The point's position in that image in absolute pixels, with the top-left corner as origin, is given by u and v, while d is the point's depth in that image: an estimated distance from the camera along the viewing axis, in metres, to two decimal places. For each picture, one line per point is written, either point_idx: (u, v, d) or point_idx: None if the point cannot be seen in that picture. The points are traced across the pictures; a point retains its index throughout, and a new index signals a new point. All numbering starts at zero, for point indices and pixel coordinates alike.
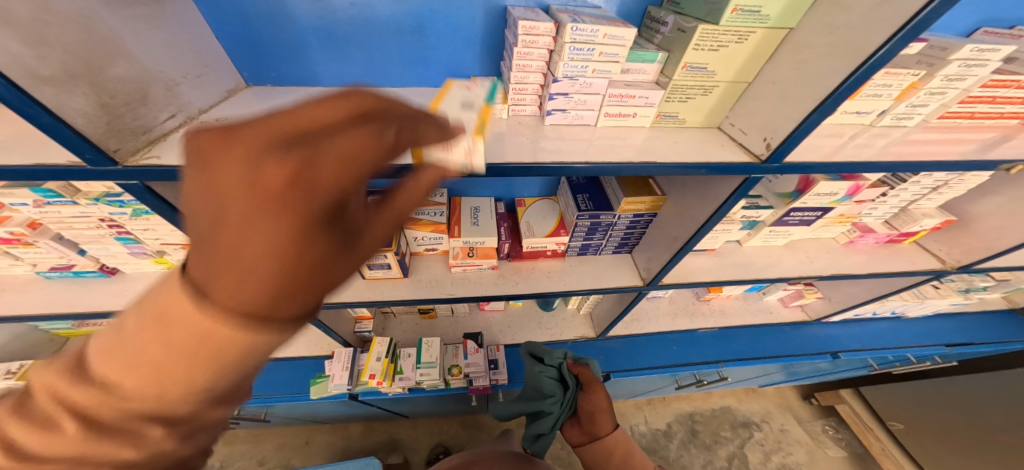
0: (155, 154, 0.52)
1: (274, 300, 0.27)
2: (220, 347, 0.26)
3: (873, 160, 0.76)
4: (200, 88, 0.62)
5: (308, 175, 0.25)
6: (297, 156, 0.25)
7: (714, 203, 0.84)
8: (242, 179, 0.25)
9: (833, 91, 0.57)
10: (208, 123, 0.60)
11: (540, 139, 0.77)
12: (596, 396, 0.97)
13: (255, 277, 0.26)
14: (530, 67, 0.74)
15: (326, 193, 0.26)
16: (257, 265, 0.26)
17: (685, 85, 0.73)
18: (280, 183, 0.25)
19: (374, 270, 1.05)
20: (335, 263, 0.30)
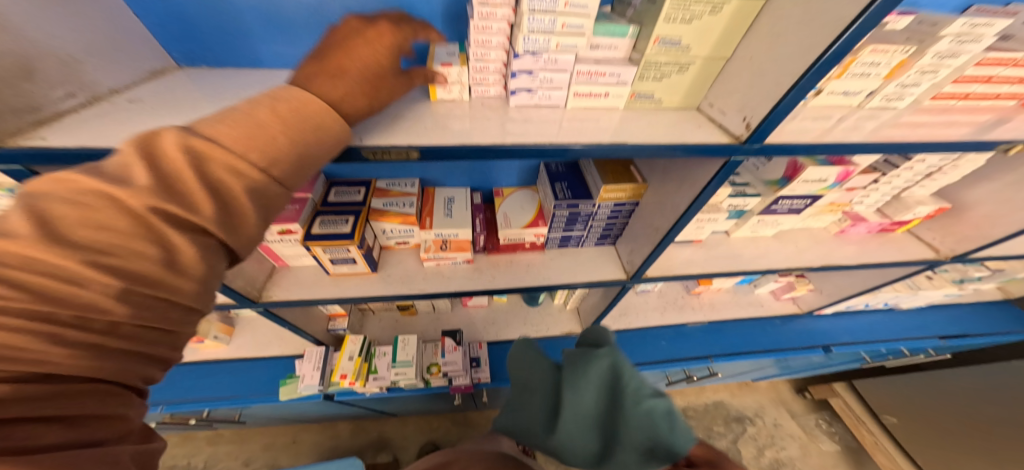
0: (42, 136, 0.47)
1: (343, 98, 0.46)
2: (303, 119, 0.41)
3: (861, 143, 0.70)
4: (112, 66, 0.57)
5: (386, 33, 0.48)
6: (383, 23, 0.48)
7: (694, 189, 0.79)
8: (358, 34, 0.47)
9: (813, 64, 0.51)
10: (118, 105, 0.55)
11: (505, 121, 0.71)
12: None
13: (345, 77, 0.46)
14: (491, 43, 0.68)
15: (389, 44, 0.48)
16: (349, 71, 0.46)
17: (658, 61, 0.67)
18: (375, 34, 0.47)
19: (339, 266, 0.97)
20: (370, 102, 0.50)
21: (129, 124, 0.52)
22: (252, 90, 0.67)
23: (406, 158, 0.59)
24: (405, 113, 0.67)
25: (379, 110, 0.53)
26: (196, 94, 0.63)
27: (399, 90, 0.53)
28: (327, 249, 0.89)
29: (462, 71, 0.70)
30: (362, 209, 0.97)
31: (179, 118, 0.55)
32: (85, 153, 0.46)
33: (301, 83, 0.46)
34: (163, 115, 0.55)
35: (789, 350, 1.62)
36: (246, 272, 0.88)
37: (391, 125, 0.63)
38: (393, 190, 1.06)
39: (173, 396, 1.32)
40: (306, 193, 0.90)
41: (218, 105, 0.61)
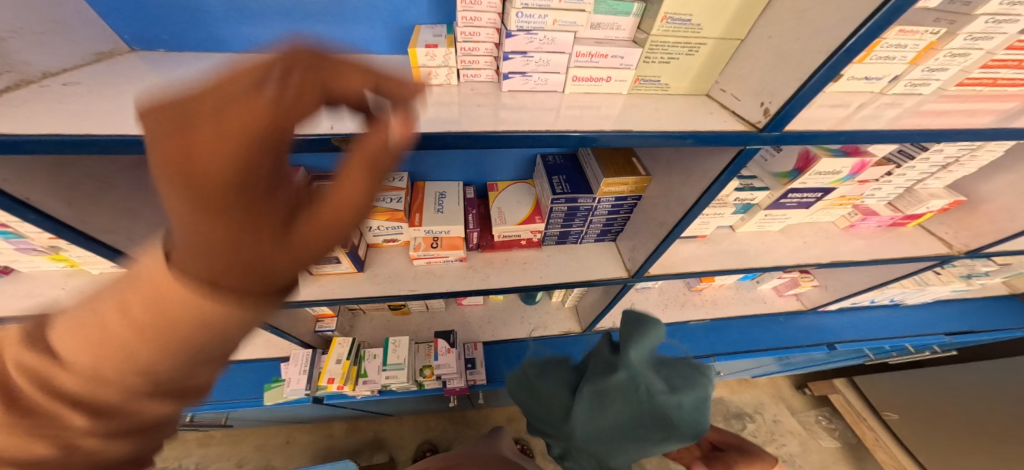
0: None
1: (211, 273, 0.23)
2: (173, 329, 0.24)
3: (882, 130, 0.64)
4: (46, 46, 0.49)
5: (205, 124, 0.20)
6: (198, 108, 0.21)
7: (703, 182, 0.74)
8: (158, 139, 0.21)
9: (848, 41, 0.45)
10: (52, 90, 0.47)
11: (497, 107, 0.64)
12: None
13: (191, 241, 0.22)
14: (480, 21, 0.61)
15: (226, 152, 0.21)
16: (186, 226, 0.22)
17: (666, 41, 0.61)
18: (182, 142, 0.20)
19: (321, 265, 0.91)
20: (271, 266, 0.24)
21: (61, 109, 0.45)
22: None
23: None
24: None
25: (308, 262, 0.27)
26: (147, 78, 0.55)
27: (324, 222, 0.26)
28: None
29: (448, 53, 0.63)
30: None
31: (117, 102, 0.48)
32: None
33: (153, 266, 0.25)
34: (105, 102, 0.48)
35: (792, 348, 1.59)
36: None
37: (369, 111, 0.55)
38: (380, 184, 0.99)
39: None
40: None
41: None
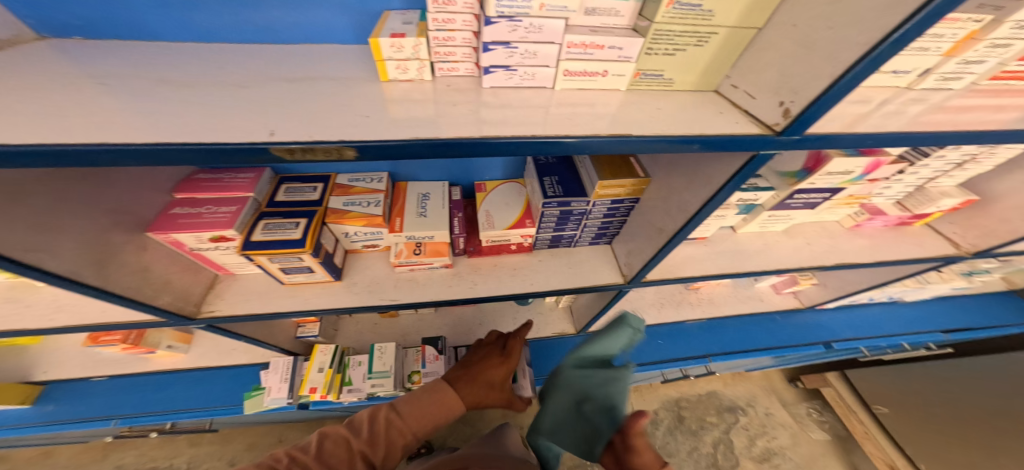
0: None
1: (430, 413, 0.81)
2: (396, 429, 0.76)
3: (909, 130, 0.57)
4: None
5: (468, 375, 0.91)
6: (468, 370, 0.93)
7: (709, 188, 0.67)
8: (453, 373, 0.92)
9: (898, 30, 0.37)
10: None
11: (476, 106, 0.56)
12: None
13: (439, 398, 0.83)
14: (456, 5, 0.51)
15: (466, 382, 0.90)
16: (439, 399, 0.83)
17: (671, 29, 0.53)
18: (460, 375, 0.91)
19: (293, 275, 0.83)
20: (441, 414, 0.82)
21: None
22: (136, 66, 0.49)
23: (339, 158, 0.43)
24: (345, 96, 0.51)
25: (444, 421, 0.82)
26: (63, 70, 0.46)
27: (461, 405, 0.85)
28: (274, 258, 0.73)
29: (419, 43, 0.53)
30: (318, 209, 0.81)
31: (6, 99, 0.38)
32: None
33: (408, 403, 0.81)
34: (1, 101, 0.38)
35: (790, 346, 1.57)
36: (178, 285, 0.73)
37: (323, 111, 0.47)
38: (357, 186, 0.91)
39: (129, 410, 1.19)
40: (245, 192, 0.74)
41: (72, 87, 0.43)
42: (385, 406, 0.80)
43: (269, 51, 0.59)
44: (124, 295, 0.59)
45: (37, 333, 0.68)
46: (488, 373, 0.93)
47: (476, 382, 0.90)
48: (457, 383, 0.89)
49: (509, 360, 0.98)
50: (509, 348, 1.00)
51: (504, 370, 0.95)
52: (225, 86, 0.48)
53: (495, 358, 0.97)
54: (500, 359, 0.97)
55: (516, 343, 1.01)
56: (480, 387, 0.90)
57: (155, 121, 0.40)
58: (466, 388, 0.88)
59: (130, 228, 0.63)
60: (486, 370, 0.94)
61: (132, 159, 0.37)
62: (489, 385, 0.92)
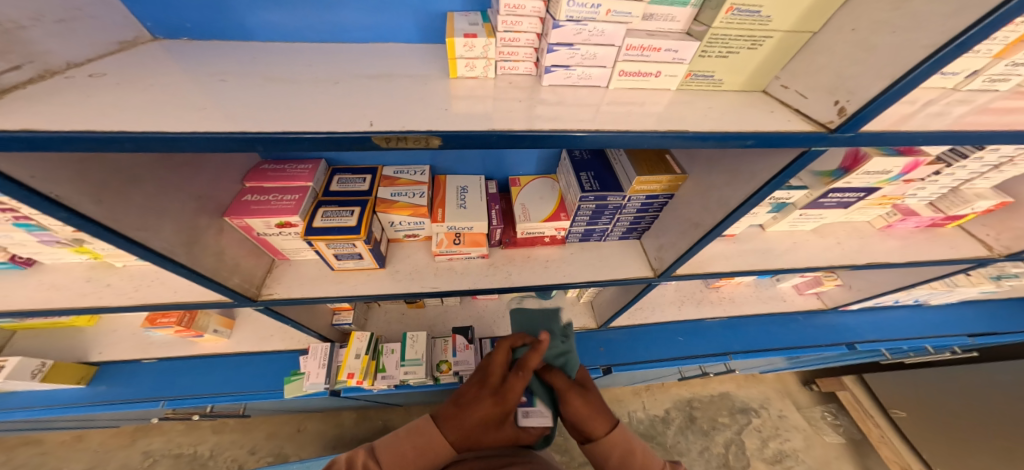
0: None
1: (413, 458, 0.69)
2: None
3: (956, 129, 0.59)
4: (71, 35, 0.44)
5: (454, 416, 0.71)
6: (454, 409, 0.73)
7: (752, 184, 0.69)
8: (440, 411, 0.74)
9: (967, 32, 0.39)
10: (76, 80, 0.42)
11: (534, 103, 0.59)
12: (575, 404, 0.77)
13: (420, 442, 0.70)
14: (524, 9, 0.55)
15: (451, 425, 0.71)
16: (420, 443, 0.70)
17: (727, 34, 0.55)
18: (447, 414, 0.73)
19: (343, 261, 0.87)
20: (425, 459, 0.69)
21: (98, 102, 0.39)
22: (237, 64, 0.54)
23: (425, 146, 0.47)
24: (419, 91, 0.55)
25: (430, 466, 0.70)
26: (173, 68, 0.50)
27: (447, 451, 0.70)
28: (331, 244, 0.77)
29: (488, 44, 0.57)
30: (369, 199, 0.85)
31: (145, 94, 0.42)
32: (26, 138, 0.34)
33: (387, 451, 0.70)
34: (137, 95, 0.42)
35: (810, 347, 1.58)
36: (244, 268, 0.77)
37: (405, 107, 0.51)
38: (402, 178, 0.95)
39: (175, 393, 1.24)
40: (305, 182, 0.79)
41: (189, 80, 0.47)
42: (364, 450, 0.72)
43: (342, 49, 0.63)
44: (206, 274, 0.63)
45: (117, 311, 0.73)
46: (479, 416, 0.70)
47: (466, 426, 0.70)
48: (443, 424, 0.71)
49: (505, 400, 0.71)
50: (507, 385, 0.71)
51: (498, 412, 0.70)
52: (316, 81, 0.52)
53: (485, 395, 0.72)
54: (493, 398, 0.71)
55: (516, 380, 0.71)
56: (469, 431, 0.70)
57: (266, 113, 0.43)
58: (453, 433, 0.70)
59: (211, 213, 0.68)
60: (476, 412, 0.71)
61: (254, 148, 0.41)
62: (483, 428, 0.70)
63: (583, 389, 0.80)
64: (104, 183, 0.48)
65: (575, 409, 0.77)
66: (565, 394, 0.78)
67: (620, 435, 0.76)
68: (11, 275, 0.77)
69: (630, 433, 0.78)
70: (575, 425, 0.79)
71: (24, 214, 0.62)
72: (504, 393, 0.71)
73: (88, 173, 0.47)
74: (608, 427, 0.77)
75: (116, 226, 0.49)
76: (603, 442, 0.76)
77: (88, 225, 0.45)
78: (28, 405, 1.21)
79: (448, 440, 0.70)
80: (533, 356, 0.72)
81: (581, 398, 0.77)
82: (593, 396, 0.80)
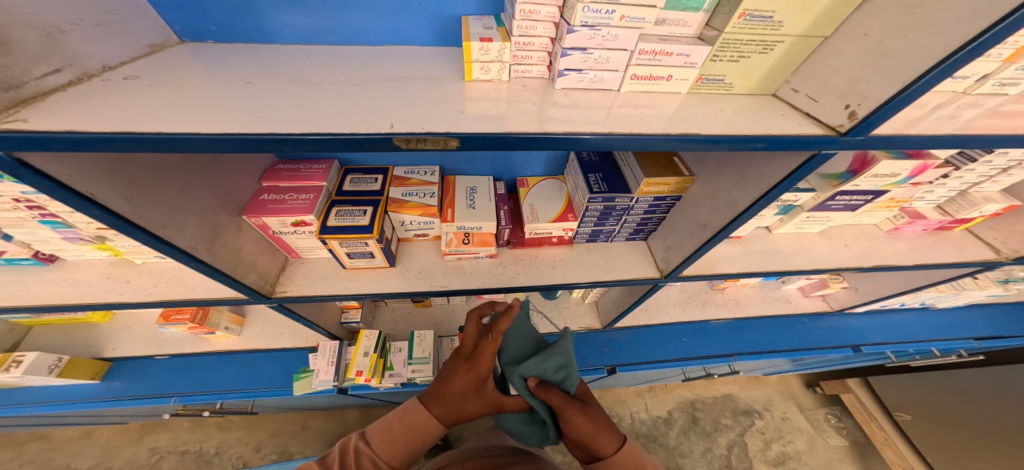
0: (24, 116, 0.37)
1: (402, 438, 0.69)
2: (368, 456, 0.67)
3: (965, 133, 0.59)
4: (102, 40, 0.47)
5: (436, 390, 0.73)
6: (435, 383, 0.75)
7: (761, 186, 0.70)
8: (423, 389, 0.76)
9: (980, 37, 0.40)
10: (109, 83, 0.45)
11: (547, 105, 0.60)
12: (577, 423, 0.72)
13: (407, 420, 0.71)
14: (539, 14, 0.56)
15: (434, 398, 0.73)
16: (408, 421, 0.71)
17: (739, 39, 0.56)
18: (429, 390, 0.75)
19: (355, 260, 0.88)
20: (414, 438, 0.70)
21: (132, 102, 0.42)
22: (261, 67, 0.55)
23: (443, 148, 0.48)
24: (436, 93, 0.57)
25: (420, 443, 0.70)
26: (199, 72, 0.52)
27: (433, 425, 0.71)
28: (344, 243, 0.78)
29: (504, 47, 0.59)
30: (381, 199, 0.86)
31: (176, 96, 0.44)
32: (69, 137, 0.35)
33: (377, 432, 0.70)
34: (169, 98, 0.44)
35: (815, 350, 1.58)
36: (260, 266, 0.79)
37: (423, 108, 0.52)
38: (412, 178, 0.96)
39: (187, 388, 1.26)
40: (320, 182, 0.81)
41: (219, 82, 0.49)
42: (358, 436, 0.72)
43: (360, 51, 0.65)
44: (226, 271, 0.65)
45: (136, 307, 0.74)
46: (457, 384, 0.72)
47: (447, 396, 0.72)
48: (426, 399, 0.73)
49: (477, 364, 0.72)
50: (478, 350, 0.73)
51: (472, 377, 0.73)
52: (337, 84, 0.54)
53: (460, 364, 0.74)
54: (466, 365, 0.73)
55: (486, 344, 0.72)
56: (451, 402, 0.72)
57: (290, 115, 0.45)
58: (437, 406, 0.72)
59: (230, 211, 0.70)
60: (454, 382, 0.73)
61: (281, 149, 0.43)
62: (463, 395, 0.72)
63: (585, 406, 0.75)
64: (134, 183, 0.50)
65: (576, 427, 0.72)
66: (566, 413, 0.72)
67: (630, 451, 0.71)
68: (35, 271, 0.79)
69: (639, 449, 0.73)
70: (577, 442, 0.74)
71: (52, 212, 0.64)
72: (476, 358, 0.73)
73: (120, 172, 0.49)
74: (617, 444, 0.71)
75: (143, 222, 0.51)
76: (613, 460, 0.70)
77: (120, 223, 0.47)
78: (44, 399, 1.23)
79: (432, 414, 0.71)
80: (503, 319, 0.72)
81: (583, 415, 0.72)
82: (596, 413, 0.75)
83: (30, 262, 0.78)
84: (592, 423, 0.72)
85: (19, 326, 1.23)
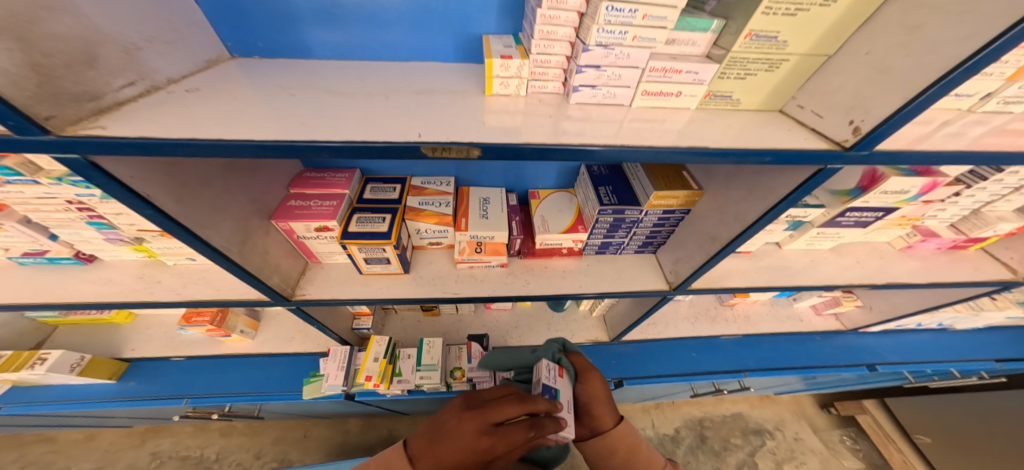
0: (102, 124, 0.42)
1: None
2: None
3: (972, 150, 0.61)
4: (168, 54, 0.53)
5: (432, 448, 0.66)
6: (433, 441, 0.67)
7: (769, 200, 0.72)
8: (418, 440, 0.68)
9: (974, 56, 0.43)
10: (174, 94, 0.50)
11: (562, 118, 0.63)
12: (593, 384, 0.86)
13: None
14: (556, 35, 0.61)
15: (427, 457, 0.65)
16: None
17: (747, 57, 0.59)
18: (423, 445, 0.67)
19: (372, 265, 0.90)
20: None
21: (192, 109, 0.47)
22: (299, 80, 0.60)
23: (465, 157, 0.52)
24: (459, 105, 0.61)
25: None
26: (244, 84, 0.57)
27: None
28: (363, 248, 0.81)
29: (522, 64, 0.63)
30: (399, 207, 0.90)
31: (229, 107, 0.49)
32: (139, 143, 0.40)
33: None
34: (228, 106, 0.49)
35: (829, 368, 1.53)
36: (283, 268, 0.82)
37: (448, 118, 0.56)
38: (429, 188, 1.00)
39: (199, 390, 1.28)
40: (343, 189, 0.84)
41: (269, 93, 0.54)
42: None
43: (378, 65, 0.69)
44: (251, 272, 0.68)
45: (163, 305, 0.77)
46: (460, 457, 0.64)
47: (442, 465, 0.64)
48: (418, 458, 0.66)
49: (494, 446, 0.64)
50: (502, 434, 0.65)
51: (479, 456, 0.64)
52: (369, 96, 0.58)
53: (472, 435, 0.65)
54: (479, 437, 0.65)
55: (517, 432, 0.65)
56: None
57: (325, 123, 0.49)
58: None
59: (261, 215, 0.74)
60: (455, 454, 0.64)
61: (319, 155, 0.46)
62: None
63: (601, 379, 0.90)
64: (182, 185, 0.55)
65: (591, 387, 0.85)
66: (587, 373, 0.87)
67: (625, 427, 0.84)
68: (73, 270, 0.83)
69: (633, 432, 0.85)
70: (586, 408, 0.85)
71: (100, 214, 0.69)
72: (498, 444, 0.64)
73: (174, 176, 0.53)
74: (614, 421, 0.84)
75: (187, 223, 0.55)
76: (611, 431, 0.83)
77: (169, 224, 0.52)
78: (61, 397, 1.26)
79: None
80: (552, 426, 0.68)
81: (600, 381, 0.86)
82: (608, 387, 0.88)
83: (69, 261, 0.83)
84: (604, 390, 0.86)
85: (46, 326, 1.30)
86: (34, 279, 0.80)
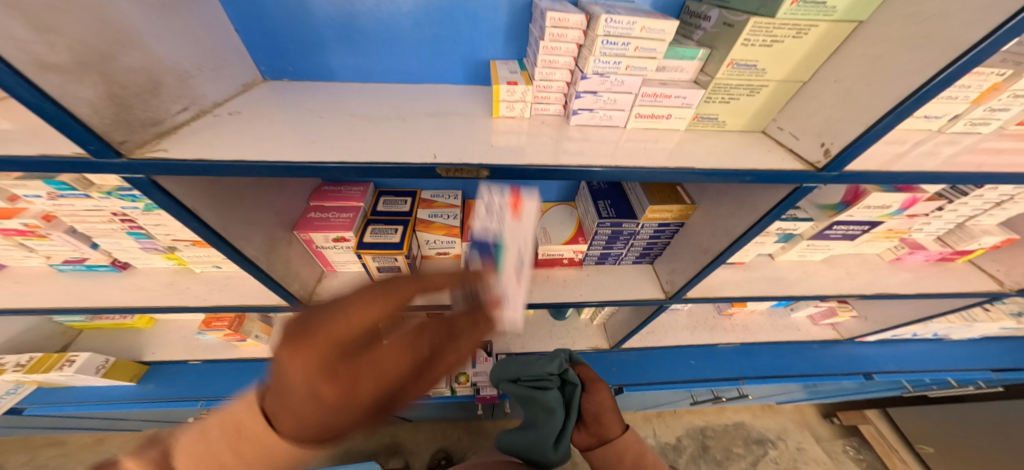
0: (164, 146, 0.48)
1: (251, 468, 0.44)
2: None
3: (942, 170, 0.66)
4: (214, 81, 0.60)
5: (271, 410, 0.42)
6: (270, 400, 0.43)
7: (754, 214, 0.77)
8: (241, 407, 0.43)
9: (922, 88, 0.48)
10: (220, 117, 0.57)
11: (562, 139, 0.69)
12: (600, 394, 0.94)
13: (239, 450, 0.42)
14: (557, 64, 0.67)
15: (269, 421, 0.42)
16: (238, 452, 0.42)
17: (729, 84, 0.65)
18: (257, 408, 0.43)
19: (384, 274, 0.96)
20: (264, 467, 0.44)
21: (236, 134, 0.53)
22: (325, 104, 0.67)
23: (476, 177, 0.58)
24: (469, 127, 0.67)
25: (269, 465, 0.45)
26: (277, 108, 0.63)
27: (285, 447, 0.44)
28: (377, 258, 0.87)
29: (527, 90, 0.70)
30: (410, 219, 0.96)
31: (266, 130, 0.56)
32: (195, 165, 0.47)
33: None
34: (266, 129, 0.56)
35: (826, 377, 1.56)
36: (302, 276, 0.88)
37: (459, 141, 0.62)
38: (438, 201, 1.06)
39: (214, 392, 1.34)
40: (359, 202, 0.91)
41: (301, 117, 0.61)
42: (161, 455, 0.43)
43: (388, 86, 0.77)
44: (275, 279, 0.74)
45: (191, 310, 0.83)
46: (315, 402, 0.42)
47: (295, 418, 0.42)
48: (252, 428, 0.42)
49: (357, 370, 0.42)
50: None
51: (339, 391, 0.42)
52: (389, 118, 0.64)
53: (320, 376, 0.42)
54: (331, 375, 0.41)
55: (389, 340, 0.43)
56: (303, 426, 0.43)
57: (351, 146, 0.55)
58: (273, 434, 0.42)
59: (285, 227, 0.80)
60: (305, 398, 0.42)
61: (347, 175, 0.52)
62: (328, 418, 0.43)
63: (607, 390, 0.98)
64: (220, 200, 0.61)
65: (599, 397, 0.93)
66: (597, 384, 0.94)
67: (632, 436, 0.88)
68: (109, 276, 0.90)
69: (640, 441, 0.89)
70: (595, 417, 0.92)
71: (140, 225, 0.75)
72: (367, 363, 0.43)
73: (215, 191, 0.60)
74: (621, 430, 0.89)
75: (226, 235, 0.62)
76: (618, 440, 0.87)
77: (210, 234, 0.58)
78: (83, 399, 1.31)
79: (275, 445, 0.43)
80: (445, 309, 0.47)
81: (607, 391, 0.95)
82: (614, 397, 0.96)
83: (106, 268, 0.90)
84: (610, 400, 0.94)
85: (71, 330, 1.36)
86: (74, 285, 0.86)
